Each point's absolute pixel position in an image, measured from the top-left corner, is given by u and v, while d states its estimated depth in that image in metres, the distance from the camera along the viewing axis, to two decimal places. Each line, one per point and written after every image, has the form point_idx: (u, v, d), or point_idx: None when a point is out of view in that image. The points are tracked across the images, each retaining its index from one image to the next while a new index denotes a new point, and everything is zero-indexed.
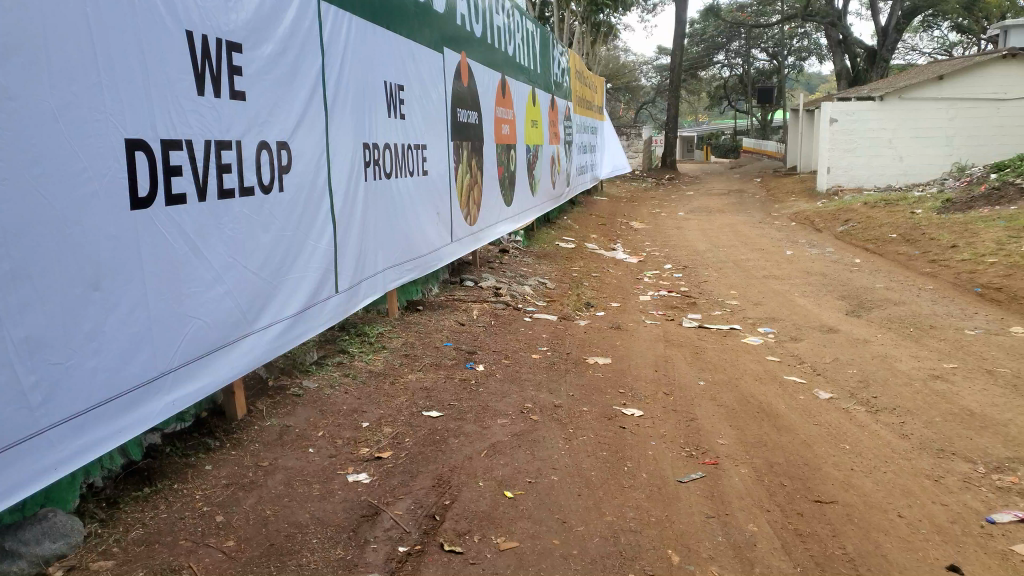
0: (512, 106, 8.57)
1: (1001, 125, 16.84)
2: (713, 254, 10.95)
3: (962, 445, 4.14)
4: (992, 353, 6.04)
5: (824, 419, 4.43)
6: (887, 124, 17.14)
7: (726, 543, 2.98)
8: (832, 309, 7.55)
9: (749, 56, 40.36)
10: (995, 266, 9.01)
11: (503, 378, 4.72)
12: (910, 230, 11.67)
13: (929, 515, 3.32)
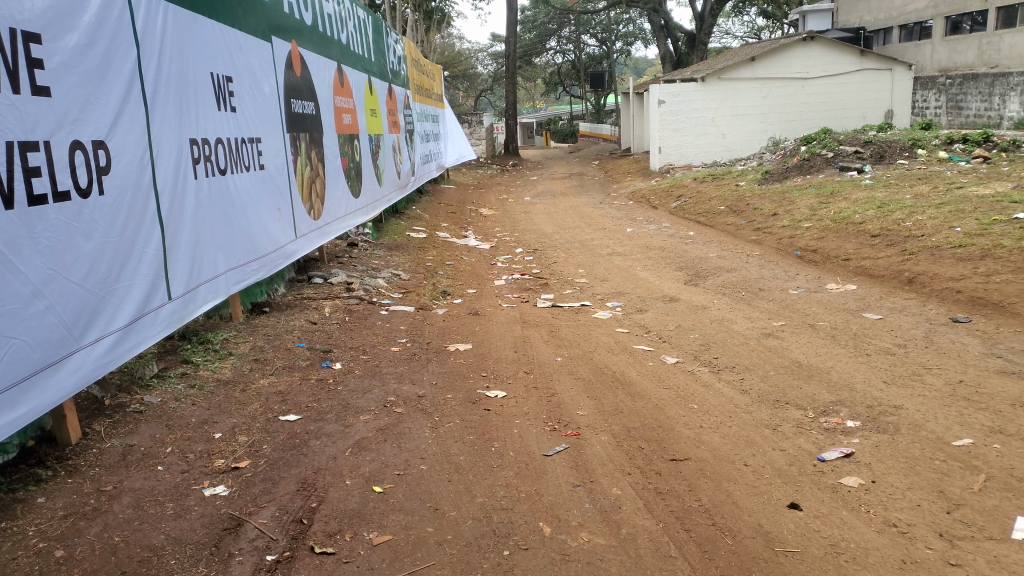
0: (351, 96, 8.37)
1: (806, 102, 18.61)
2: (560, 235, 11.28)
3: (794, 394, 4.54)
4: (813, 309, 6.64)
5: (673, 382, 4.70)
6: (709, 104, 18.27)
7: (594, 509, 3.09)
8: (673, 280, 8.00)
9: (579, 42, 41.64)
10: (810, 230, 9.88)
11: (363, 374, 4.64)
12: (735, 202, 12.57)
13: (770, 460, 3.62)
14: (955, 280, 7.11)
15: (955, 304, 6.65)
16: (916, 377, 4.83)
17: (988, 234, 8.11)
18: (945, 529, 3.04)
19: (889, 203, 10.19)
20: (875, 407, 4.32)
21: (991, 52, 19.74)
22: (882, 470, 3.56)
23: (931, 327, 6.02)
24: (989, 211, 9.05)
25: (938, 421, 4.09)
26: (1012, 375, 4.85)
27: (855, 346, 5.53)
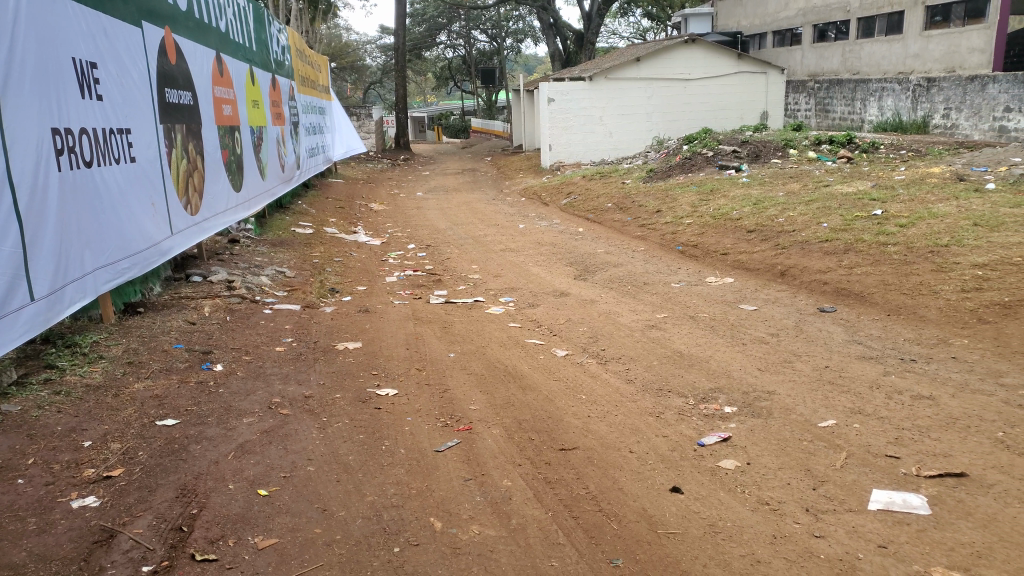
0: (231, 86, 8.04)
1: (688, 103, 19.38)
2: (453, 231, 11.28)
3: (676, 383, 4.75)
4: (694, 301, 6.95)
5: (563, 374, 4.81)
6: (597, 102, 18.70)
7: (484, 502, 3.13)
8: (562, 275, 8.16)
9: (469, 37, 41.64)
10: (692, 226, 10.32)
11: (247, 375, 4.48)
12: (622, 199, 12.95)
13: (654, 447, 3.76)
14: (821, 273, 7.61)
15: (822, 295, 7.12)
16: (787, 364, 5.14)
17: (850, 230, 8.72)
18: (811, 504, 3.27)
19: (763, 200, 10.76)
20: (750, 393, 4.58)
21: (853, 60, 21.23)
22: (756, 452, 3.78)
23: (801, 316, 6.42)
24: (851, 208, 9.72)
25: (806, 405, 4.38)
26: (870, 360, 5.25)
27: (732, 335, 5.83)
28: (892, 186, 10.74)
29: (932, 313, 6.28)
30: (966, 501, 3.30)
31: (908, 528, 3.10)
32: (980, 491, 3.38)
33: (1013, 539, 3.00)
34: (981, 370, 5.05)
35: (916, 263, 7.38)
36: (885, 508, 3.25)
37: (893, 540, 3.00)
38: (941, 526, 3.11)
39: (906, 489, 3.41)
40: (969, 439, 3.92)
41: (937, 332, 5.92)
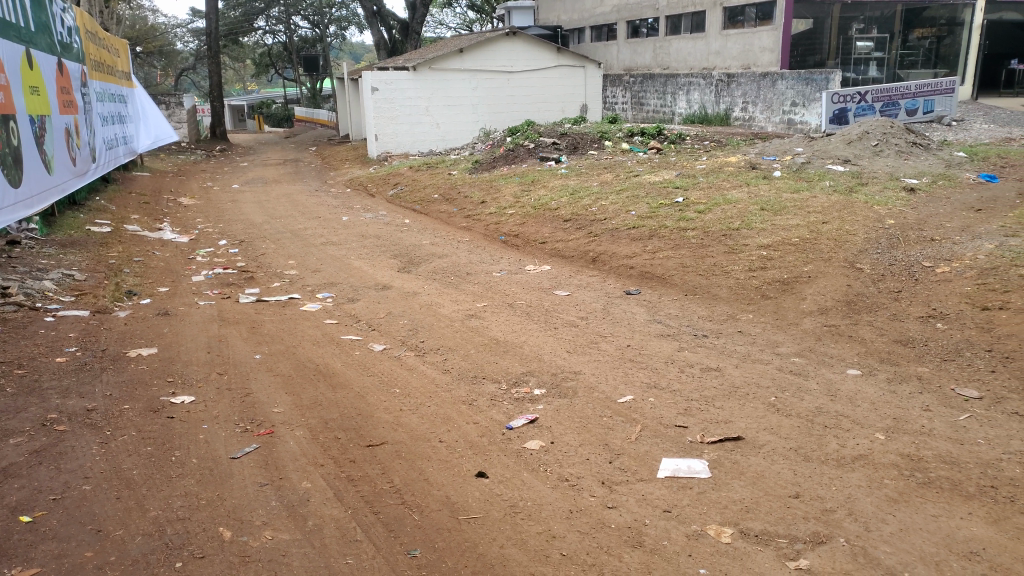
0: (1, 70, 7.23)
1: (512, 94, 19.80)
2: (270, 225, 10.84)
3: (490, 369, 4.87)
4: (513, 289, 7.14)
5: (377, 369, 4.77)
6: (422, 93, 18.60)
7: (280, 506, 3.06)
8: (385, 268, 8.09)
9: (289, 23, 39.97)
10: (514, 216, 10.58)
11: (19, 391, 4.08)
12: (447, 190, 13.03)
13: (463, 435, 3.84)
14: (629, 258, 8.07)
15: (629, 279, 7.55)
16: (593, 345, 5.42)
17: (655, 217, 9.31)
18: (606, 477, 3.49)
19: (579, 190, 11.24)
20: (558, 374, 4.79)
21: (663, 55, 22.64)
22: (560, 432, 3.95)
23: (609, 300, 6.77)
24: (657, 196, 10.38)
25: (608, 383, 4.64)
26: (668, 337, 5.65)
27: (546, 321, 6.06)
28: (693, 175, 11.58)
29: (724, 291, 6.85)
30: (740, 462, 3.65)
31: (689, 491, 3.38)
32: (753, 452, 3.75)
33: (776, 492, 3.36)
34: (761, 342, 5.58)
35: (711, 246, 8.01)
36: (671, 474, 3.52)
37: (676, 504, 3.26)
38: (718, 487, 3.42)
39: (690, 456, 3.71)
40: (747, 405, 4.34)
41: (727, 308, 6.48)
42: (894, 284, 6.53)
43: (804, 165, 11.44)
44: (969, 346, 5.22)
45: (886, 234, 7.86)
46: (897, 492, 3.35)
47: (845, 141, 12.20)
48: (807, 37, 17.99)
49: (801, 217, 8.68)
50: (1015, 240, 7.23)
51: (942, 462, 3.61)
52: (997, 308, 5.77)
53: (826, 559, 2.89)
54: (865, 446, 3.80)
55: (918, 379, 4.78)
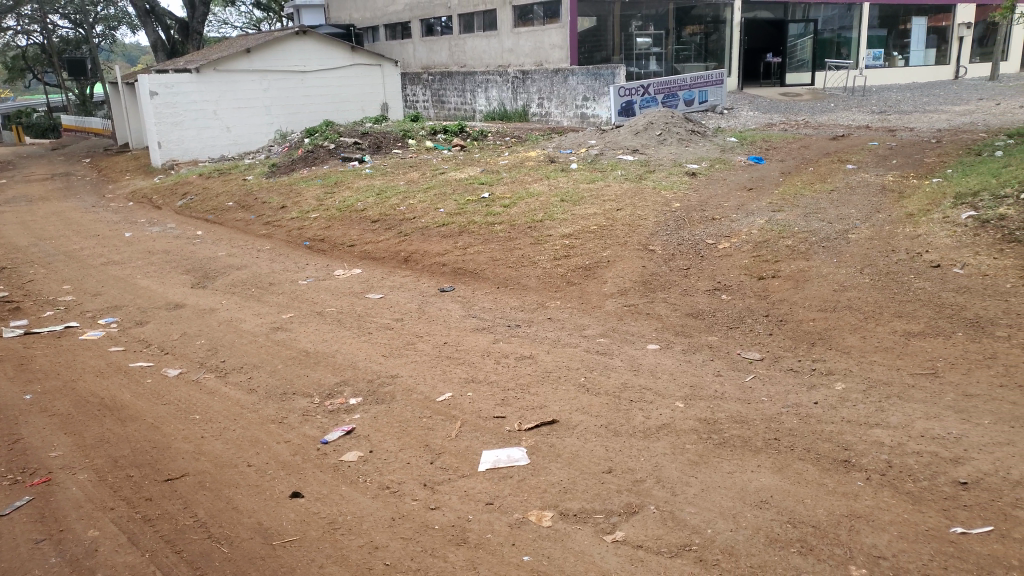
0: None
1: (307, 95, 19.17)
2: (38, 248, 9.69)
3: (300, 384, 4.64)
4: (321, 296, 6.89)
5: (173, 396, 4.40)
6: (208, 96, 17.41)
7: (62, 562, 2.76)
8: (178, 285, 7.50)
9: (46, 23, 35.94)
10: (317, 220, 10.23)
11: None
12: (243, 196, 12.35)
13: (274, 455, 3.64)
14: (440, 255, 8.06)
15: (441, 276, 7.53)
16: (409, 346, 5.35)
17: (462, 213, 9.39)
18: (428, 478, 3.45)
19: (385, 190, 11.09)
20: (374, 380, 4.66)
21: (458, 53, 22.91)
22: (378, 439, 3.86)
23: (423, 299, 6.72)
24: (463, 192, 10.48)
25: (425, 383, 4.60)
26: (483, 331, 5.70)
27: (358, 326, 5.91)
28: (496, 171, 11.82)
29: (532, 281, 7.04)
30: (556, 445, 3.75)
31: (510, 481, 3.42)
32: (567, 434, 3.88)
33: (591, 470, 3.49)
34: (570, 326, 5.79)
35: (518, 238, 8.21)
36: (492, 466, 3.54)
37: (498, 495, 3.29)
38: (536, 473, 3.49)
39: (509, 445, 3.76)
40: (561, 388, 4.48)
41: (537, 297, 6.65)
42: (684, 262, 7.05)
43: (598, 156, 12.06)
44: (750, 313, 5.75)
45: (673, 217, 8.47)
46: (698, 455, 3.60)
47: (632, 132, 12.99)
48: (592, 35, 18.96)
49: (598, 205, 9.12)
50: (781, 215, 8.09)
51: (734, 422, 3.93)
52: (770, 277, 6.42)
53: (639, 528, 3.04)
54: (667, 415, 4.05)
55: (708, 347, 5.19)
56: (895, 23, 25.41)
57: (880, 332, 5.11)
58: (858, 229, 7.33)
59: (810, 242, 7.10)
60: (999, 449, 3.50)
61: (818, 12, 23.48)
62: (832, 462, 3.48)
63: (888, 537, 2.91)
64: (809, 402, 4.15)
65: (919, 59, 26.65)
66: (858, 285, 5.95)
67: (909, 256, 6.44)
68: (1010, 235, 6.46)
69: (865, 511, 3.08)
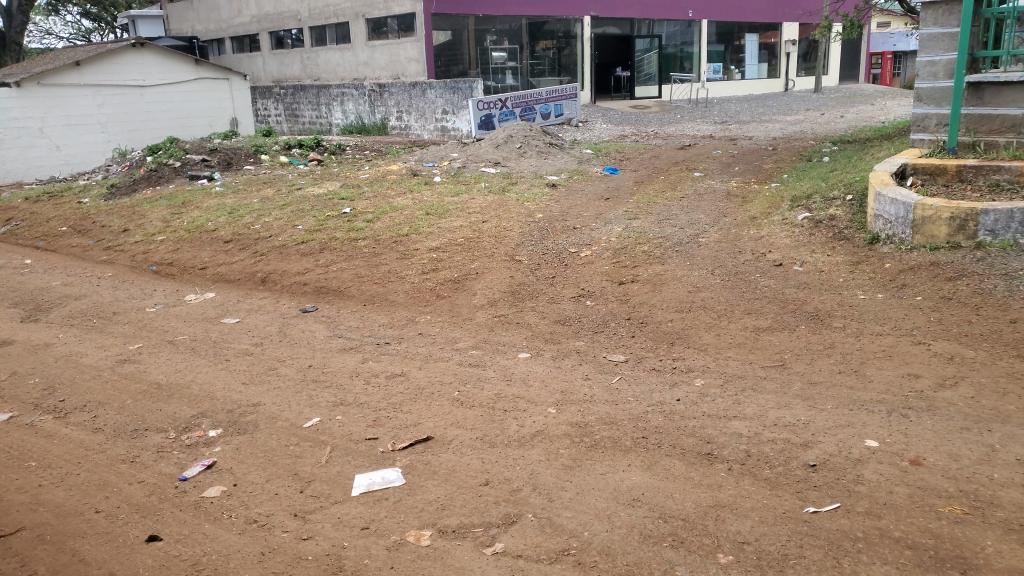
0: None
1: (148, 110, 18.11)
2: None
3: (153, 419, 4.33)
4: (172, 324, 6.48)
5: (3, 444, 3.98)
6: (33, 112, 15.91)
7: None
8: (5, 320, 6.81)
9: None
10: (165, 242, 9.63)
11: None
12: (79, 220, 11.44)
13: (126, 497, 3.38)
14: (301, 274, 7.80)
15: (304, 296, 7.29)
16: (272, 372, 5.12)
17: (323, 230, 9.15)
18: (298, 507, 3.30)
19: (239, 208, 10.61)
20: (235, 410, 4.42)
21: (312, 66, 22.37)
22: (242, 471, 3.66)
23: (284, 321, 6.47)
24: (323, 208, 10.20)
25: (291, 409, 4.41)
26: (350, 351, 5.55)
27: (214, 353, 5.59)
28: (357, 185, 11.59)
29: (400, 296, 6.94)
30: (431, 462, 3.70)
31: (386, 503, 3.34)
32: (442, 449, 3.84)
33: (467, 484, 3.47)
34: (440, 341, 5.76)
35: (383, 254, 8.09)
36: (366, 490, 3.45)
37: (373, 518, 3.20)
38: (412, 492, 3.43)
39: (383, 466, 3.67)
40: (433, 404, 4.43)
41: (405, 313, 6.56)
42: (549, 271, 7.19)
43: (461, 169, 12.11)
44: (613, 317, 5.94)
45: (537, 227, 8.64)
46: (571, 459, 3.66)
47: (493, 145, 13.15)
48: (448, 48, 19.07)
49: (463, 218, 9.15)
50: (637, 222, 8.43)
51: (604, 423, 4.03)
52: (631, 281, 6.67)
53: (518, 538, 3.04)
54: (540, 422, 4.10)
55: (576, 352, 5.31)
56: (731, 39, 27.36)
57: (732, 329, 5.42)
58: (708, 233, 7.76)
59: (665, 247, 7.44)
60: (841, 431, 3.80)
61: (661, 28, 24.82)
62: (696, 455, 3.64)
63: (750, 523, 3.07)
64: (672, 399, 4.34)
65: (754, 72, 28.76)
66: (710, 285, 6.30)
67: (754, 256, 6.90)
68: (840, 233, 7.05)
69: (728, 500, 3.24)
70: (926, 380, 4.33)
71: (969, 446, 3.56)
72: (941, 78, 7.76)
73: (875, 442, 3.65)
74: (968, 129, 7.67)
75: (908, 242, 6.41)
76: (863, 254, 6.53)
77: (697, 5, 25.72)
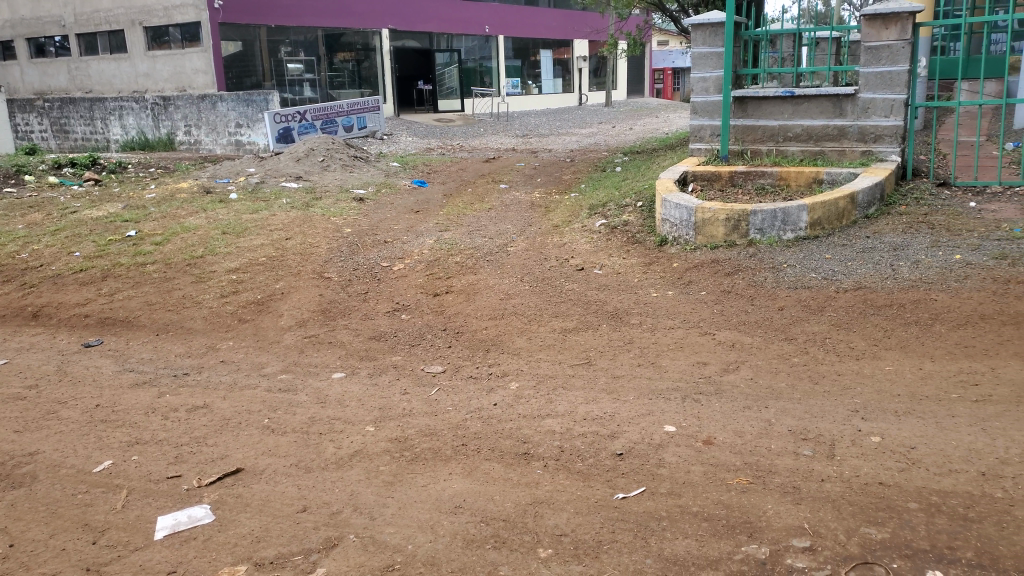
0: None
1: None
2: None
3: None
4: None
5: None
6: None
7: None
8: None
9: None
10: None
11: None
12: None
13: None
14: (80, 305, 7.08)
15: (85, 329, 6.61)
16: (51, 416, 4.61)
17: (105, 255, 8.39)
18: (92, 561, 3.01)
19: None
20: (7, 462, 3.93)
21: (82, 77, 20.45)
22: (20, 529, 3.26)
23: (63, 359, 5.83)
24: (103, 232, 9.33)
25: (76, 454, 4.00)
26: (145, 385, 5.13)
27: None
28: (143, 205, 10.73)
29: (198, 323, 6.51)
30: (243, 494, 3.51)
31: (194, 542, 3.12)
32: (254, 480, 3.65)
33: (284, 512, 3.34)
34: (247, 367, 5.48)
35: (177, 278, 7.55)
36: (171, 532, 3.21)
37: (180, 561, 2.99)
38: (224, 527, 3.24)
39: (189, 504, 3.43)
40: (242, 434, 4.21)
41: (205, 339, 6.16)
42: (361, 287, 7.09)
43: (259, 184, 11.58)
44: (429, 329, 5.97)
45: (345, 242, 8.49)
46: (392, 474, 3.63)
47: (294, 159, 12.73)
48: (240, 59, 18.36)
49: (265, 236, 8.78)
50: (448, 234, 8.55)
51: (423, 436, 4.04)
52: (444, 292, 6.74)
53: (340, 560, 2.97)
54: (359, 442, 4.02)
55: (393, 367, 5.27)
56: (526, 54, 28.56)
57: (542, 332, 5.65)
58: (515, 242, 8.03)
59: (475, 257, 7.61)
60: (643, 419, 4.09)
61: (460, 42, 25.40)
62: (513, 456, 3.75)
63: (566, 515, 3.22)
64: (490, 404, 4.44)
65: (550, 87, 30.21)
66: (519, 292, 6.52)
67: (558, 262, 7.24)
68: (634, 237, 7.60)
69: (545, 496, 3.37)
70: (713, 366, 4.78)
71: (750, 422, 3.97)
72: (711, 93, 8.57)
73: (673, 427, 3.97)
74: (736, 139, 8.54)
75: (692, 243, 7.04)
76: (655, 255, 7.07)
77: (492, 22, 26.63)
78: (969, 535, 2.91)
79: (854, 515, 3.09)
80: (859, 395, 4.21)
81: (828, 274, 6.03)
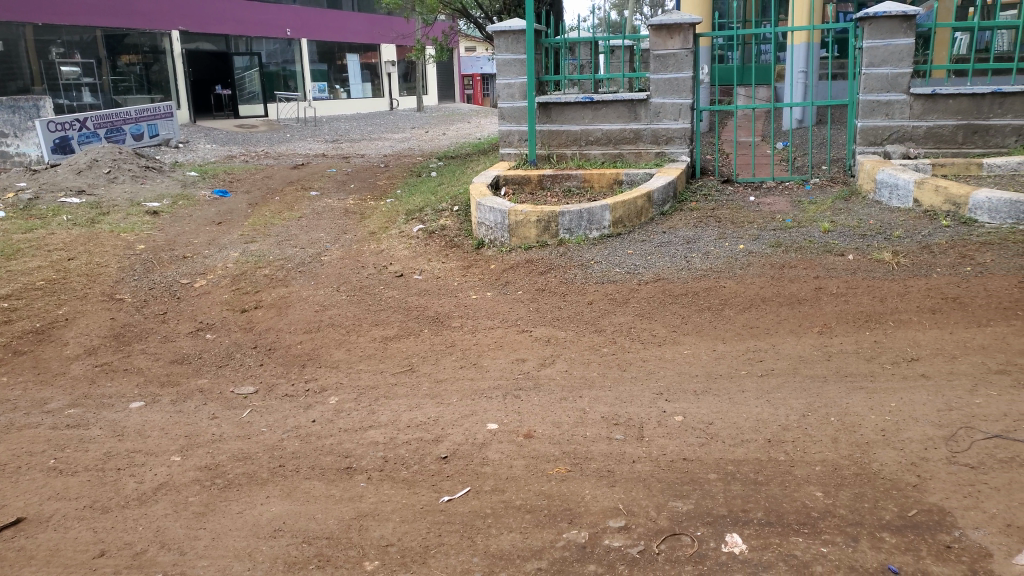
0: None
1: None
2: None
3: None
4: None
5: None
6: None
7: None
8: None
9: None
10: None
11: None
12: None
13: None
14: None
15: None
16: None
17: None
18: None
19: None
20: None
21: None
22: None
23: None
24: None
25: None
26: None
27: None
28: None
29: None
30: (27, 547, 3.14)
31: None
32: (39, 529, 3.28)
33: (78, 560, 3.03)
34: (26, 405, 4.89)
35: None
36: None
37: None
38: None
39: None
40: (23, 479, 3.76)
41: None
42: (159, 307, 6.59)
43: (33, 201, 10.37)
44: (238, 348, 5.66)
45: (139, 260, 7.84)
46: (202, 505, 3.41)
47: (74, 171, 11.53)
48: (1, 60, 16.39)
49: (42, 257, 7.90)
50: (255, 245, 8.15)
51: (236, 461, 3.83)
52: (253, 308, 6.43)
53: None
54: (163, 474, 3.74)
55: (199, 392, 4.94)
56: (332, 58, 27.90)
57: (361, 342, 5.55)
58: (330, 251, 7.81)
59: (287, 269, 7.32)
60: (466, 420, 4.14)
61: (260, 45, 24.40)
62: (335, 472, 3.65)
63: (392, 525, 3.19)
64: (308, 421, 4.29)
65: (359, 92, 29.75)
66: (336, 302, 6.36)
67: (376, 269, 7.14)
68: (452, 240, 7.67)
69: (370, 508, 3.32)
70: (531, 362, 4.94)
71: (566, 412, 4.15)
72: (518, 99, 8.81)
73: (495, 425, 4.06)
74: (543, 143, 8.88)
75: (507, 244, 7.24)
76: (472, 258, 7.19)
77: (293, 24, 25.74)
78: (759, 497, 3.23)
79: (662, 491, 3.32)
80: (663, 378, 4.54)
81: (631, 268, 6.44)
